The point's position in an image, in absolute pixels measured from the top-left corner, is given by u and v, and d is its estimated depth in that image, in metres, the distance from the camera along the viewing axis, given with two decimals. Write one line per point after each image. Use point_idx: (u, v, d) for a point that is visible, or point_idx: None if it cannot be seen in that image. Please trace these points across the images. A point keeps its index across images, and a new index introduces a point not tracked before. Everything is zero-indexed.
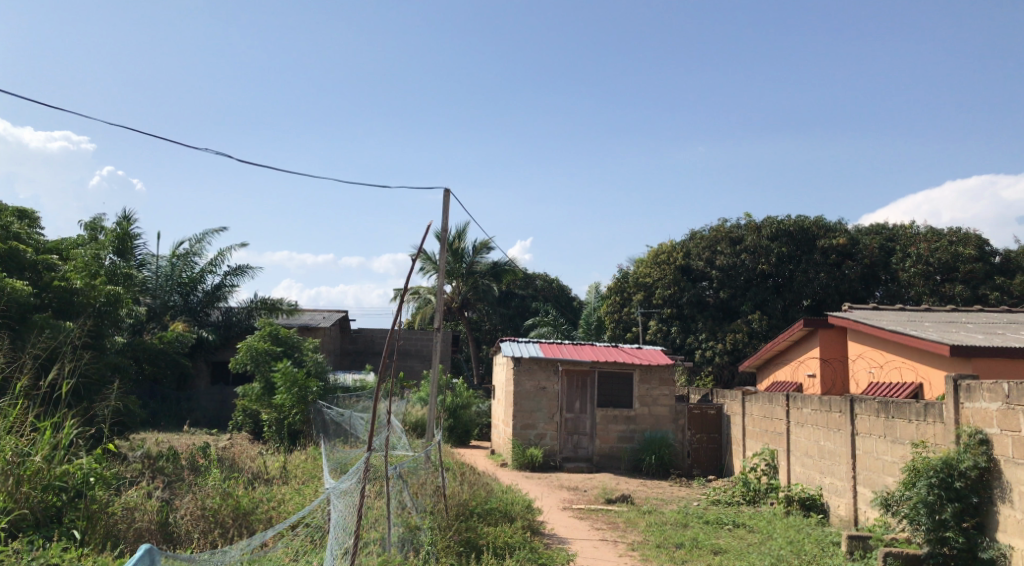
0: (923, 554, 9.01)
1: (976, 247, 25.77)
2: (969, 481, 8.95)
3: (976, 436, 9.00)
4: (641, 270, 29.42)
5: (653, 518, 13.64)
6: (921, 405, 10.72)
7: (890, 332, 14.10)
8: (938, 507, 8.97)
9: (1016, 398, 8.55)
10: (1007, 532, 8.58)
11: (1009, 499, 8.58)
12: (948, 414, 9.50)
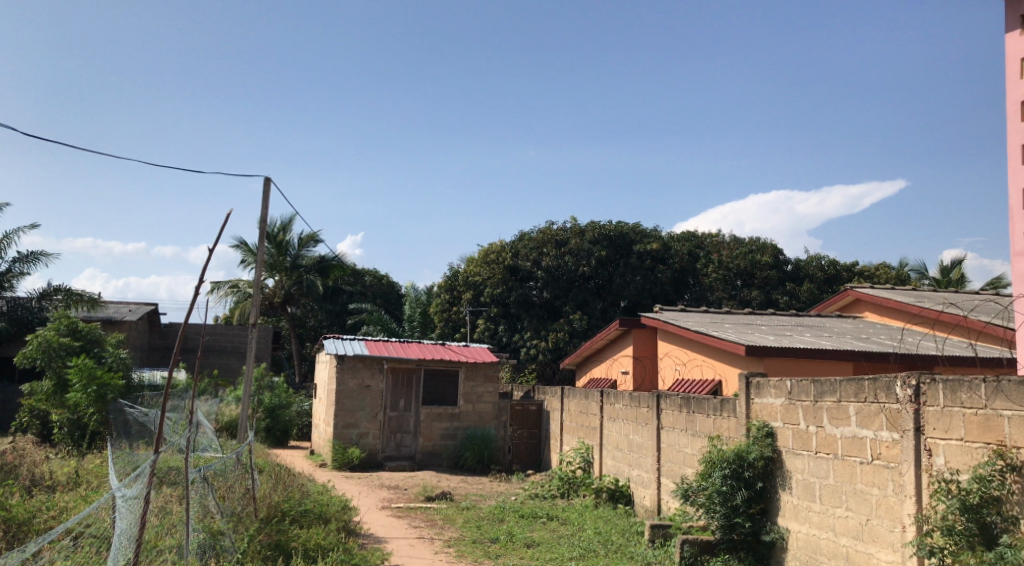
0: (715, 540, 9.68)
1: (772, 255, 28.80)
2: (757, 470, 9.63)
3: (764, 429, 9.70)
4: (470, 268, 29.26)
5: (470, 514, 13.91)
6: (718, 400, 11.28)
7: (694, 332, 15.04)
8: (731, 494, 9.55)
9: (796, 394, 9.21)
10: (786, 516, 9.29)
11: (788, 486, 9.28)
12: (740, 409, 10.19)
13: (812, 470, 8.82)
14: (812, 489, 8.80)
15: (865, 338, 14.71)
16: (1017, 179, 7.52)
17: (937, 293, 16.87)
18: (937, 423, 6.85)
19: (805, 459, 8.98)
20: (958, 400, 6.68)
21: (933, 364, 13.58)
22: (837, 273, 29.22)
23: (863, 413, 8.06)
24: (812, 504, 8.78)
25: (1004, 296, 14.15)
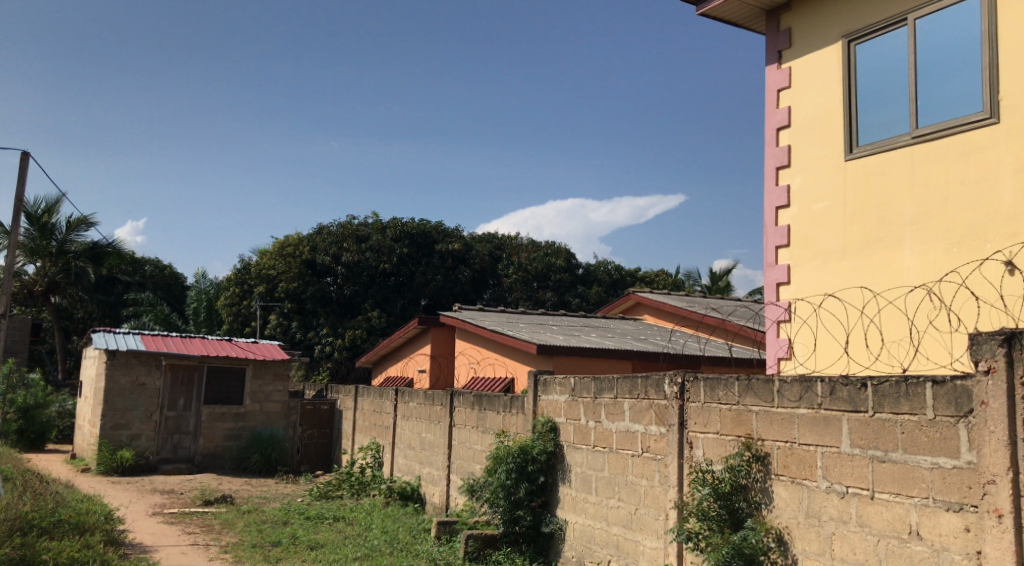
0: (498, 534, 9.91)
1: (565, 260, 30.82)
2: (540, 464, 9.90)
3: (548, 424, 9.96)
4: (265, 260, 27.42)
5: (252, 517, 13.41)
6: (509, 397, 11.37)
7: (491, 332, 15.19)
8: (514, 488, 9.79)
9: (578, 392, 9.55)
10: (564, 509, 9.64)
11: (567, 480, 9.62)
12: (528, 405, 10.47)
13: (589, 462, 9.21)
14: (588, 481, 9.19)
15: (645, 338, 15.53)
16: (770, 197, 8.09)
17: (709, 298, 18.03)
18: (698, 417, 7.16)
19: (583, 452, 9.34)
20: (716, 396, 6.94)
21: (697, 364, 14.55)
22: (620, 278, 31.75)
23: (636, 408, 8.41)
24: (588, 496, 9.15)
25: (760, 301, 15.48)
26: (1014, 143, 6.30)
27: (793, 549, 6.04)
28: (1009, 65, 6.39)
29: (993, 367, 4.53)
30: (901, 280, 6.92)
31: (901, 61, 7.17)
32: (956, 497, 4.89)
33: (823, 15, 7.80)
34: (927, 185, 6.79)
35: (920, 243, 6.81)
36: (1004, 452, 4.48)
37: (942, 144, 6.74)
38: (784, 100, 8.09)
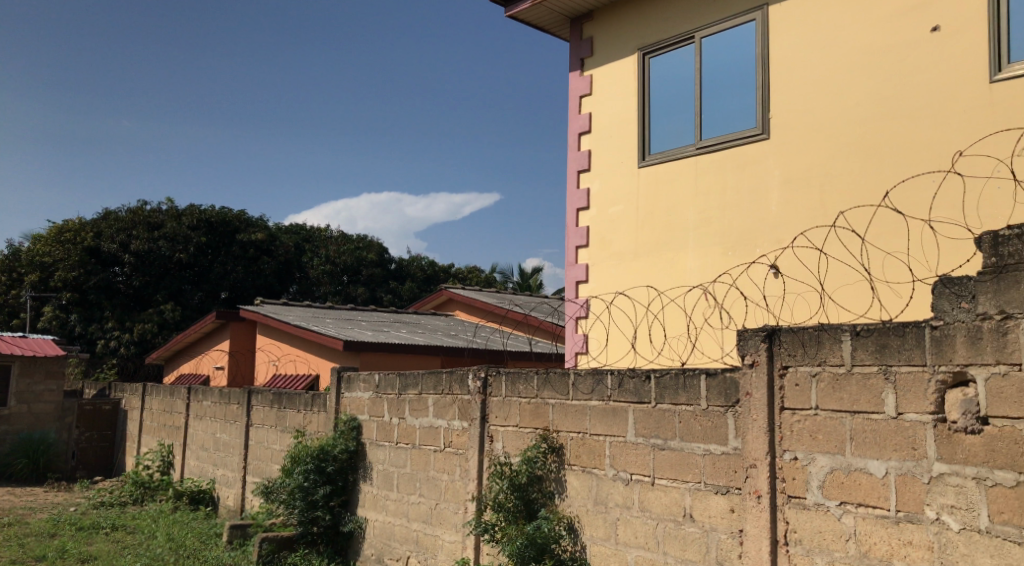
0: (295, 535, 9.77)
1: (377, 254, 31.09)
2: (340, 463, 9.75)
3: (350, 423, 9.88)
4: (38, 246, 25.14)
5: (13, 531, 12.33)
6: (310, 395, 11.13)
7: (294, 327, 14.79)
8: (312, 489, 9.64)
9: (381, 388, 9.52)
10: (365, 507, 9.59)
11: (368, 477, 9.58)
12: (330, 403, 10.33)
13: (391, 459, 9.21)
14: (390, 478, 9.19)
15: (454, 334, 15.67)
16: (571, 199, 8.43)
17: (517, 295, 18.43)
18: (498, 411, 7.36)
19: (386, 450, 9.33)
20: (517, 390, 7.16)
21: (499, 358, 14.85)
22: (433, 274, 32.25)
23: (440, 404, 8.50)
24: (389, 493, 9.16)
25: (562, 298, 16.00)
26: (782, 158, 6.89)
27: (582, 536, 6.34)
28: (779, 86, 6.98)
29: (757, 360, 4.95)
30: (684, 280, 7.43)
31: (689, 75, 7.68)
32: (724, 481, 5.28)
33: (622, 26, 8.21)
34: (709, 193, 7.31)
35: (701, 247, 7.33)
36: (764, 439, 4.89)
37: (721, 157, 7.28)
38: (586, 107, 8.46)
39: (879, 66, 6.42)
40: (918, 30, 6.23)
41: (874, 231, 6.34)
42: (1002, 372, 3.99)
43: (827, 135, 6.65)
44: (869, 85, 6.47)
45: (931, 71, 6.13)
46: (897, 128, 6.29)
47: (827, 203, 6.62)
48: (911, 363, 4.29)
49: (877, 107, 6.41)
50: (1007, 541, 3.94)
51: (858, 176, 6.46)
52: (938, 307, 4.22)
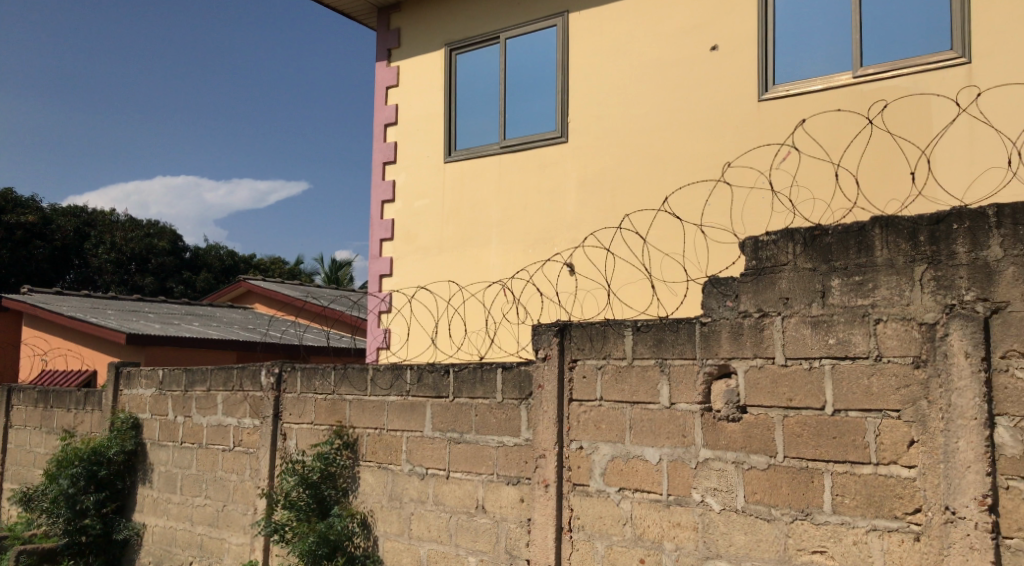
0: (58, 546, 9.02)
1: (170, 242, 29.19)
2: (114, 466, 9.20)
3: (128, 421, 9.35)
4: None
5: None
6: (83, 392, 10.42)
7: (69, 319, 13.73)
8: (80, 496, 9.06)
9: (165, 384, 9.09)
10: (143, 512, 9.15)
11: (147, 481, 9.16)
12: (106, 401, 9.78)
13: (174, 461, 8.83)
14: (172, 480, 8.82)
15: (252, 328, 15.19)
16: (377, 191, 8.51)
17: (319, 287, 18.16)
18: (293, 408, 7.26)
19: (169, 450, 8.93)
20: (312, 386, 7.09)
21: (296, 352, 14.55)
22: (233, 265, 30.92)
23: (229, 402, 8.22)
24: (171, 496, 8.79)
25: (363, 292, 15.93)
26: (579, 161, 7.26)
27: (375, 531, 6.41)
28: (579, 92, 7.35)
29: (549, 354, 5.23)
30: (486, 276, 7.68)
31: (494, 74, 7.94)
32: (515, 471, 5.51)
33: (430, 21, 8.35)
34: (512, 191, 7.59)
35: (502, 243, 7.60)
36: (553, 430, 5.18)
37: (522, 156, 7.58)
38: (392, 98, 8.56)
39: (666, 78, 6.89)
40: (701, 47, 6.71)
41: (657, 233, 6.82)
42: (758, 364, 4.44)
43: (619, 140, 7.07)
44: (657, 96, 6.92)
45: (710, 85, 6.64)
46: (679, 137, 6.78)
47: (617, 205, 7.03)
48: (684, 357, 4.68)
49: (664, 116, 6.88)
50: (759, 519, 4.39)
51: (645, 181, 6.92)
52: (706, 305, 4.63)
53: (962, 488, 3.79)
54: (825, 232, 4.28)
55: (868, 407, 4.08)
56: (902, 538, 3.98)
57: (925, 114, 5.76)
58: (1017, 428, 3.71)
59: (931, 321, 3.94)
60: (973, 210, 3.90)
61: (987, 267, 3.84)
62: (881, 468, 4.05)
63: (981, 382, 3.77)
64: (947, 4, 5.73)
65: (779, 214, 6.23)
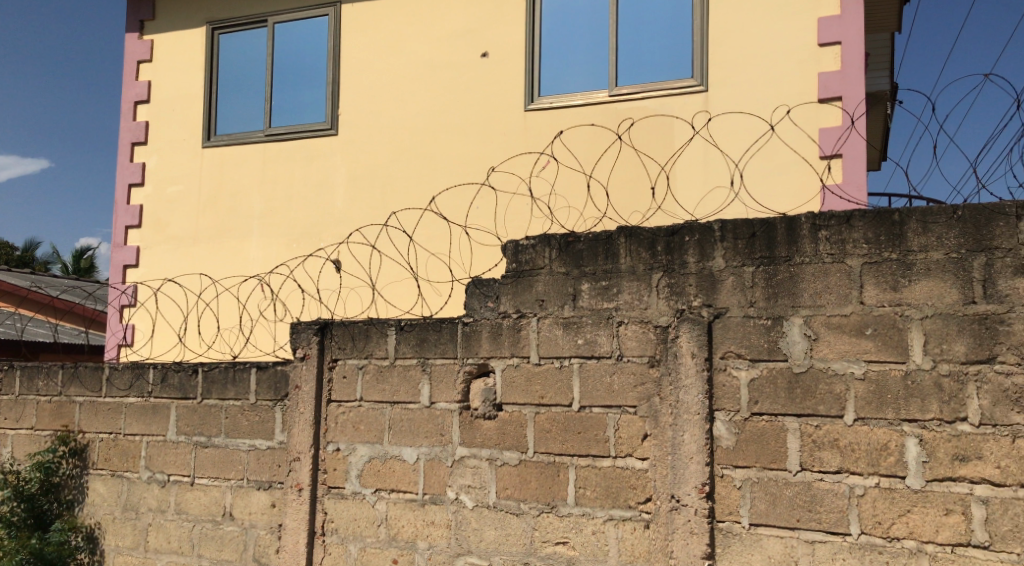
0: None
1: None
2: None
3: None
4: None
5: None
6: None
7: None
8: None
9: None
10: None
11: None
12: None
13: None
14: None
15: None
16: (123, 173, 8.02)
17: (49, 277, 16.60)
18: (8, 412, 6.61)
19: None
20: (34, 387, 6.49)
21: (17, 349, 13.19)
22: None
23: None
24: None
25: (99, 286, 14.77)
26: (347, 156, 7.26)
27: (104, 545, 5.98)
28: (347, 86, 7.34)
29: (308, 353, 5.21)
30: (245, 270, 7.48)
31: (261, 60, 7.81)
32: (267, 476, 5.39)
33: (190, 0, 7.99)
34: (275, 183, 7.46)
35: (264, 237, 7.45)
36: (308, 431, 5.14)
37: (287, 147, 7.47)
38: (143, 73, 8.08)
39: (437, 80, 7.06)
40: (471, 53, 6.95)
41: (421, 232, 6.97)
42: (514, 363, 4.68)
43: (389, 138, 7.15)
44: (427, 97, 7.08)
45: (479, 90, 6.89)
46: (448, 139, 6.97)
47: (386, 203, 7.11)
48: (445, 356, 4.84)
49: (434, 117, 7.04)
50: (508, 513, 4.63)
51: (413, 180, 7.05)
52: (469, 306, 4.82)
53: (686, 477, 4.24)
54: (577, 239, 4.61)
55: (610, 404, 4.45)
56: (634, 526, 4.37)
57: (667, 134, 6.37)
58: (731, 421, 4.22)
59: (664, 324, 4.36)
60: (701, 225, 4.37)
61: (712, 277, 4.33)
62: (619, 461, 4.42)
63: (703, 379, 4.25)
64: (688, 35, 6.40)
65: (538, 220, 6.59)
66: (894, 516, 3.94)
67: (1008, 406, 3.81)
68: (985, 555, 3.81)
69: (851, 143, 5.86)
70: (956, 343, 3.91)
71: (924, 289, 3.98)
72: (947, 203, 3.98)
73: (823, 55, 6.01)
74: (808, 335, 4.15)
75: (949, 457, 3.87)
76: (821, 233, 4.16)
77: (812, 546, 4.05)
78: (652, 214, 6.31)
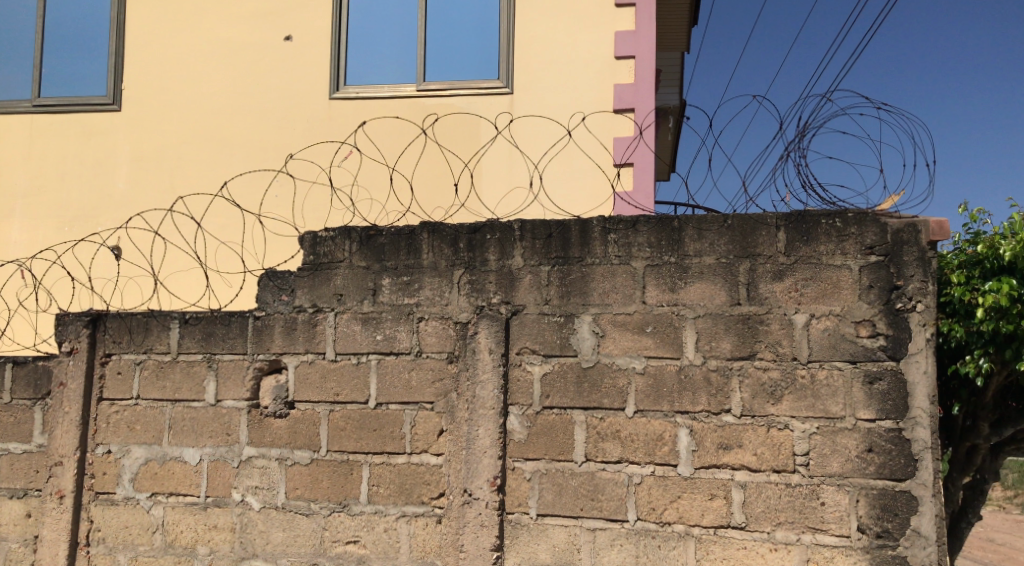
0: None
1: None
2: None
3: None
4: None
5: None
6: None
7: None
8: None
9: None
10: None
11: None
12: None
13: None
14: None
15: None
16: None
17: None
18: None
19: None
20: None
21: None
22: None
23: None
24: None
25: None
26: (131, 134, 6.88)
27: None
28: (132, 58, 6.90)
29: (76, 348, 4.83)
30: (5, 253, 6.98)
31: (30, 23, 7.18)
32: (20, 484, 4.88)
33: None
34: (43, 158, 6.99)
35: (30, 216, 7.00)
36: (74, 433, 4.75)
37: (59, 120, 6.99)
38: None
39: (235, 59, 6.78)
40: (272, 35, 6.73)
41: (213, 220, 6.67)
42: (309, 359, 4.58)
43: (180, 117, 6.82)
44: (223, 76, 6.78)
45: (281, 74, 6.70)
46: (245, 123, 6.74)
47: (175, 185, 6.80)
48: (234, 352, 4.66)
49: (229, 99, 6.77)
50: (297, 514, 4.50)
51: (206, 163, 6.77)
52: (261, 298, 4.67)
53: (478, 472, 4.32)
54: (379, 233, 4.58)
55: (407, 400, 4.45)
56: (426, 522, 4.38)
57: (470, 132, 6.46)
58: (524, 415, 4.35)
59: (463, 320, 4.44)
60: (502, 224, 4.47)
61: (511, 274, 4.44)
62: (413, 457, 4.42)
63: (499, 374, 4.35)
64: (485, 37, 6.52)
65: (338, 211, 6.49)
66: (667, 502, 4.21)
67: (765, 399, 4.18)
68: (742, 535, 4.14)
69: (640, 153, 6.16)
70: (723, 341, 4.25)
71: (698, 291, 4.30)
72: (719, 213, 4.31)
73: (619, 67, 6.34)
74: (596, 332, 4.35)
75: (715, 446, 4.19)
76: (610, 235, 4.38)
77: (593, 534, 4.25)
78: (454, 210, 6.38)
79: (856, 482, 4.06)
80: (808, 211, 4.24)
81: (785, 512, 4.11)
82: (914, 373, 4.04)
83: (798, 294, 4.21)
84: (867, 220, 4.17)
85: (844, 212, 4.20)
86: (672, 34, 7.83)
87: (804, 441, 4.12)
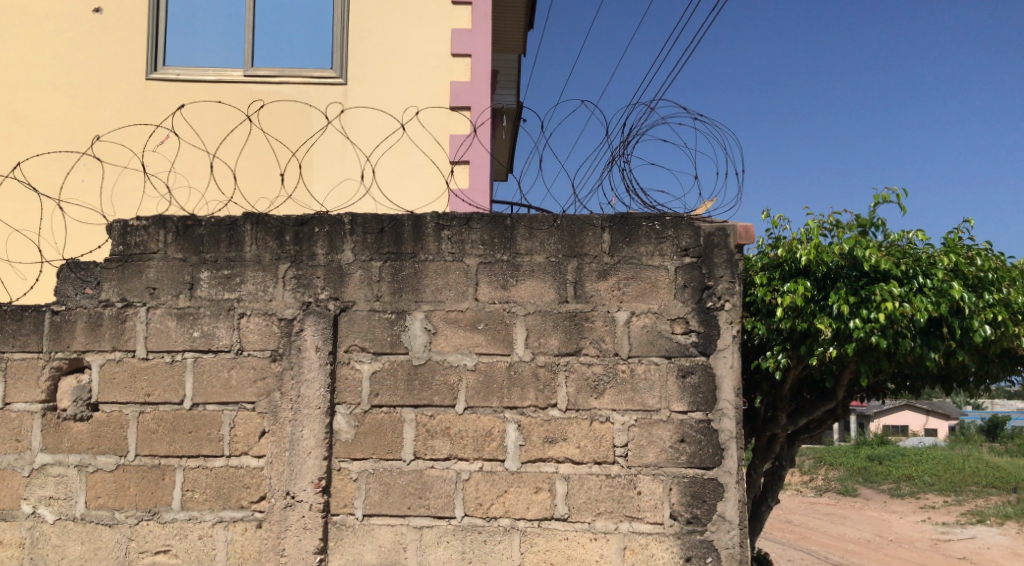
0: None
1: None
2: None
3: None
4: None
5: None
6: None
7: None
8: None
9: None
10: None
11: None
12: None
13: None
14: None
15: None
16: None
17: None
18: None
19: None
20: None
21: None
22: None
23: None
24: None
25: None
26: None
27: None
28: None
29: None
30: None
31: None
32: None
33: None
34: None
35: None
36: None
37: None
38: None
39: (36, 30, 6.24)
40: (80, 6, 6.25)
41: (4, 204, 6.08)
42: (116, 358, 4.26)
43: None
44: (21, 47, 6.23)
45: (90, 50, 6.23)
46: (45, 100, 6.21)
47: None
48: (26, 351, 4.29)
49: (27, 73, 6.22)
50: (99, 525, 4.18)
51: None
52: (61, 292, 4.30)
53: (302, 473, 4.17)
54: (198, 223, 4.32)
55: (226, 400, 4.22)
56: (245, 527, 4.18)
57: (297, 121, 6.24)
58: (352, 415, 4.24)
59: (289, 317, 4.26)
60: (331, 217, 4.33)
61: (340, 270, 4.31)
62: (232, 460, 4.20)
63: (327, 373, 4.22)
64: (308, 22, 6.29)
65: (151, 198, 6.09)
66: (493, 497, 4.23)
67: (588, 393, 4.28)
68: (564, 526, 4.22)
69: (475, 151, 6.15)
70: (551, 338, 4.31)
71: (528, 288, 4.34)
72: (549, 212, 4.37)
73: (455, 64, 6.31)
74: (427, 330, 4.30)
75: (540, 439, 4.25)
76: (444, 232, 4.35)
77: (420, 532, 4.21)
78: (279, 202, 6.15)
79: (670, 472, 4.23)
80: (631, 214, 4.38)
81: (605, 502, 4.22)
82: (722, 367, 4.26)
83: (620, 292, 4.33)
84: (682, 224, 4.36)
85: (662, 215, 4.37)
86: (505, 33, 7.86)
87: (623, 433, 4.25)
